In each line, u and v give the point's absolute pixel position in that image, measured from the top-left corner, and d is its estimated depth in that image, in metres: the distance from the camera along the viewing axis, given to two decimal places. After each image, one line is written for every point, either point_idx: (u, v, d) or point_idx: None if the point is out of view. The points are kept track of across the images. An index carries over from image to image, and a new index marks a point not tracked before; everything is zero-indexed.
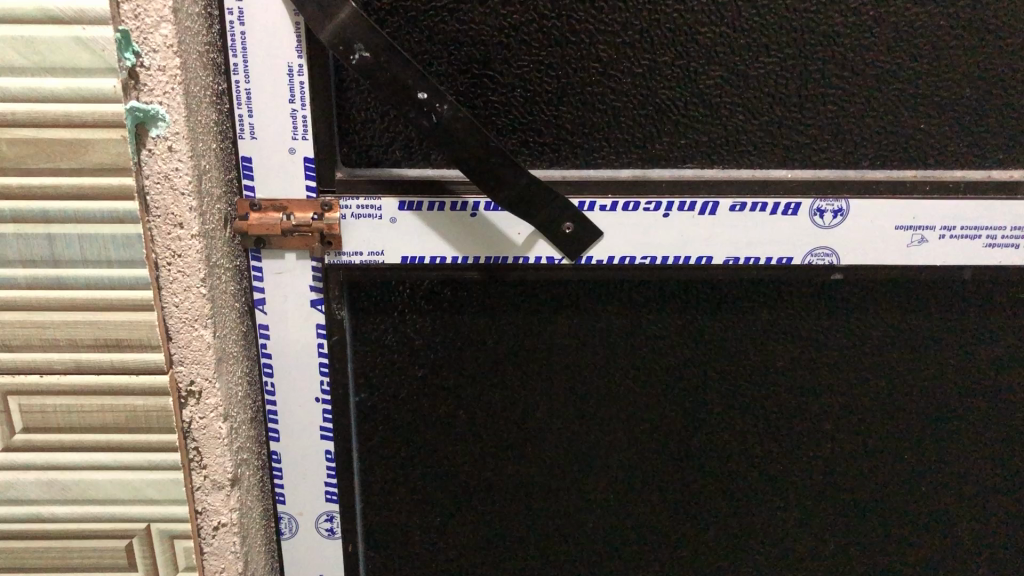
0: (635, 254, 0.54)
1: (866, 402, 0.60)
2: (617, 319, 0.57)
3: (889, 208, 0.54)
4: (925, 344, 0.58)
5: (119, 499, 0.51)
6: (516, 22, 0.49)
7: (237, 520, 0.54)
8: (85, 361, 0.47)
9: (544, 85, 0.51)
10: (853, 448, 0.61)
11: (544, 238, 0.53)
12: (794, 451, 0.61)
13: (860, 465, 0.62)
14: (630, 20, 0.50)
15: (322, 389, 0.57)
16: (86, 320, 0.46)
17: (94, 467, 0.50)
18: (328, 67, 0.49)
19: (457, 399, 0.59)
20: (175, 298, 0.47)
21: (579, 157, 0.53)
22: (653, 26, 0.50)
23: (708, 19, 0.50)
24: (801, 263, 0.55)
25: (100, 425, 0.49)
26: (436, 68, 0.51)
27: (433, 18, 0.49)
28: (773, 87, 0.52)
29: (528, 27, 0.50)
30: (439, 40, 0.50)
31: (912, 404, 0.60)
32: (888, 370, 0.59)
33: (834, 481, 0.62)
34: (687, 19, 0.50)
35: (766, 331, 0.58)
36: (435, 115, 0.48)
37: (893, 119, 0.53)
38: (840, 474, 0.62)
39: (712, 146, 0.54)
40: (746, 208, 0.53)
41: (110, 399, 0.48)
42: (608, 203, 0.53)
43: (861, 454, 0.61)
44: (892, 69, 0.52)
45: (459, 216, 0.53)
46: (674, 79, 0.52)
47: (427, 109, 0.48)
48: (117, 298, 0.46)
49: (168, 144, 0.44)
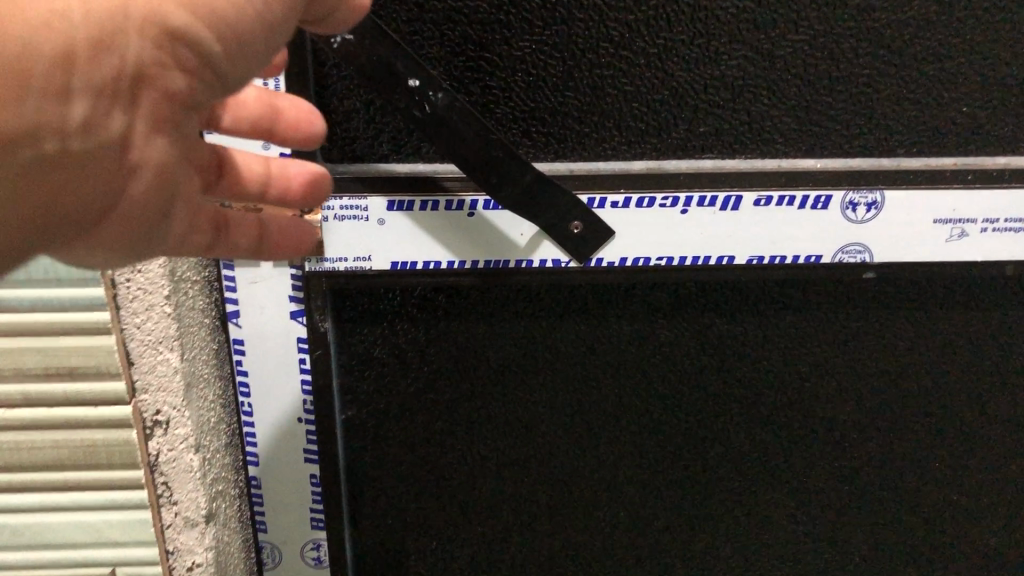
0: (651, 255, 0.49)
1: (898, 408, 0.55)
2: (629, 324, 0.52)
3: (927, 199, 0.49)
4: (963, 345, 0.53)
5: (82, 542, 0.51)
6: None
7: (214, 561, 0.50)
8: (35, 394, 0.47)
9: (548, 68, 0.46)
10: (882, 457, 0.56)
11: (549, 239, 0.48)
12: (820, 462, 0.56)
13: (889, 475, 0.57)
14: None
15: (305, 409, 0.52)
16: (35, 347, 0.46)
17: (49, 509, 0.50)
18: (305, 50, 0.43)
19: (454, 415, 0.54)
20: (138, 318, 0.45)
21: (587, 148, 0.48)
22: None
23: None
24: (832, 261, 0.50)
25: (56, 462, 0.49)
26: (427, 50, 0.45)
27: None
28: (801, 67, 0.47)
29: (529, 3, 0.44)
30: (429, 18, 0.44)
31: (948, 409, 0.55)
32: (922, 374, 0.54)
33: (860, 492, 0.57)
34: None
35: (791, 335, 0.53)
36: (428, 105, 0.43)
37: (933, 100, 0.48)
38: (868, 485, 0.57)
39: (734, 134, 0.48)
40: (772, 202, 0.48)
41: (64, 433, 0.48)
42: (620, 198, 0.48)
43: (892, 464, 0.57)
44: (934, 45, 0.46)
45: (455, 216, 0.47)
46: (692, 58, 0.46)
47: (420, 97, 0.43)
48: (68, 322, 0.46)
49: None
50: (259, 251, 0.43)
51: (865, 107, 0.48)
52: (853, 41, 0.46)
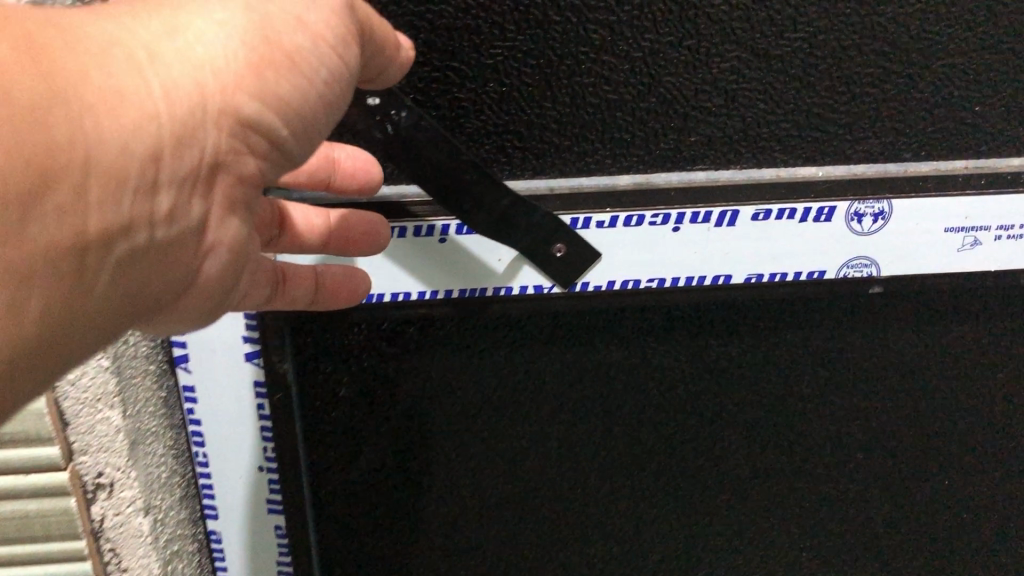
0: (640, 277, 0.45)
1: (905, 426, 0.52)
2: (619, 351, 0.48)
3: (938, 207, 0.45)
4: (973, 357, 0.50)
5: None
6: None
7: None
8: None
9: (523, 77, 0.41)
10: (889, 476, 0.53)
11: (530, 263, 0.44)
12: (822, 484, 0.53)
13: (895, 494, 0.54)
14: None
15: (266, 458, 0.47)
16: None
17: None
18: None
19: (431, 454, 0.49)
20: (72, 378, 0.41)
21: (567, 164, 0.43)
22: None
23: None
24: (835, 276, 0.46)
25: None
26: None
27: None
28: (801, 69, 0.42)
29: (500, 6, 0.39)
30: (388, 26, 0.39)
31: (957, 424, 0.52)
32: (931, 390, 0.51)
33: (864, 512, 0.54)
34: None
35: (792, 355, 0.49)
36: (390, 124, 0.39)
37: (944, 100, 0.44)
38: (873, 505, 0.54)
39: (728, 142, 0.44)
40: (772, 216, 0.44)
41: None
42: (606, 218, 0.43)
43: (899, 483, 0.53)
44: (945, 40, 0.42)
45: (425, 243, 0.43)
46: (681, 62, 0.42)
47: (381, 116, 0.39)
48: None
49: None
50: (314, 304, 0.41)
51: (871, 108, 0.44)
52: (858, 37, 0.42)
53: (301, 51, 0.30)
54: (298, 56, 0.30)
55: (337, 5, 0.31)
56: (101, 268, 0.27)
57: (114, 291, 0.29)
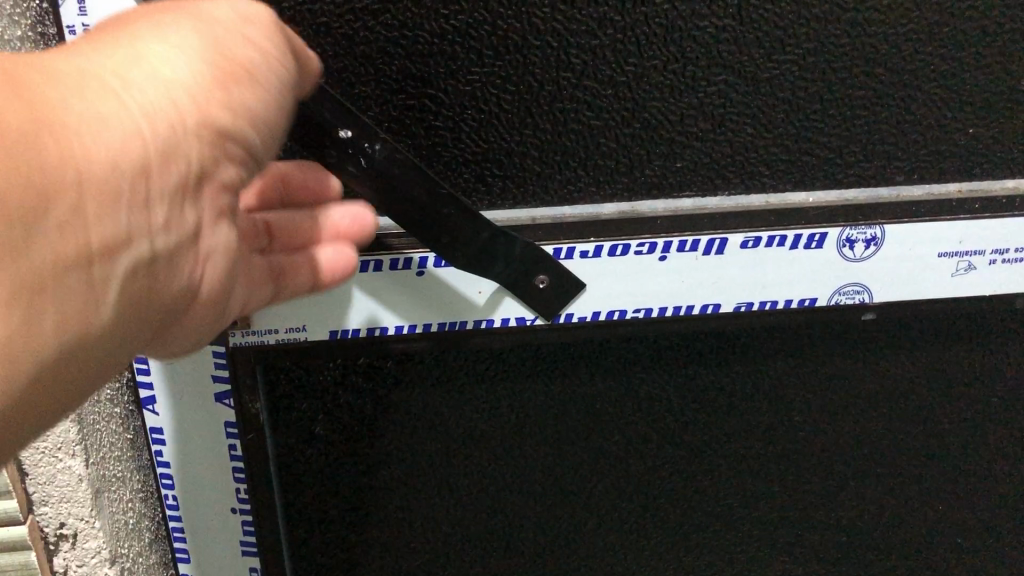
0: (626, 307, 0.44)
1: (895, 449, 0.51)
2: (605, 382, 0.46)
3: (932, 232, 0.43)
4: (964, 380, 0.49)
5: None
6: (464, 24, 0.37)
7: None
8: None
9: (502, 104, 0.39)
10: (877, 499, 0.52)
11: (512, 295, 0.42)
12: (809, 507, 0.52)
13: (884, 517, 0.53)
14: (608, 14, 0.38)
15: (239, 500, 0.45)
16: None
17: None
18: None
19: (411, 489, 0.48)
20: None
21: (548, 193, 0.42)
22: (637, 21, 0.38)
23: (711, 6, 0.38)
24: (827, 303, 0.45)
25: None
26: (358, 90, 0.38)
27: (350, 24, 0.37)
28: (789, 92, 0.41)
29: (477, 29, 0.37)
30: (360, 53, 0.37)
31: (948, 447, 0.51)
32: (921, 413, 0.50)
33: (853, 536, 0.54)
34: (681, 9, 0.38)
35: (781, 382, 0.48)
36: (365, 160, 0.36)
37: (936, 121, 0.43)
38: (862, 528, 0.53)
39: (715, 167, 0.42)
40: (761, 244, 0.43)
41: None
42: (590, 247, 0.42)
43: (888, 506, 0.53)
44: (938, 61, 0.41)
45: (402, 276, 0.41)
46: (665, 86, 0.40)
47: (355, 152, 0.36)
48: None
49: None
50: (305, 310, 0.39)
51: (862, 131, 0.42)
52: (849, 57, 0.40)
53: (257, 66, 0.28)
54: (256, 70, 0.28)
55: (268, 21, 0.30)
56: (101, 296, 0.25)
57: (119, 319, 0.26)
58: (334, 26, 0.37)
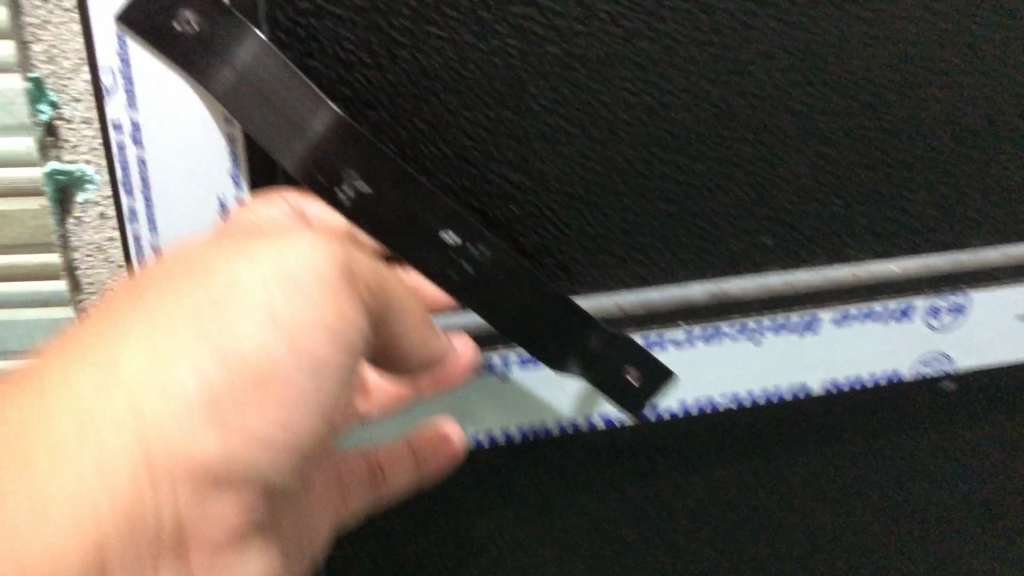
0: (725, 391, 0.45)
1: (936, 482, 0.54)
2: (683, 451, 0.48)
3: (1001, 297, 0.47)
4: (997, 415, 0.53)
5: None
6: (554, 115, 0.37)
7: None
8: None
9: (587, 190, 0.39)
10: (917, 528, 0.56)
11: (598, 394, 0.43)
12: (857, 543, 0.55)
13: (921, 544, 0.57)
14: (697, 100, 0.38)
15: None
16: None
17: None
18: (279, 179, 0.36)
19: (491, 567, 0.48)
20: None
21: (630, 276, 0.41)
22: (724, 105, 0.38)
23: (791, 87, 0.39)
24: (909, 372, 0.48)
25: None
26: (440, 178, 0.37)
27: (432, 114, 0.35)
28: (863, 167, 0.42)
29: (578, 121, 0.37)
30: (441, 143, 0.36)
31: (980, 474, 0.55)
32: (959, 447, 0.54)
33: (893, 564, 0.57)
34: (765, 92, 0.39)
35: (842, 435, 0.50)
36: (468, 264, 0.35)
37: (995, 187, 0.44)
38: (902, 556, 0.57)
39: (793, 243, 0.43)
40: (849, 322, 0.45)
41: None
42: (685, 336, 0.43)
43: (926, 533, 0.56)
44: (994, 129, 0.43)
45: (490, 381, 0.42)
46: (749, 168, 0.40)
47: (457, 256, 0.35)
48: None
49: (100, 210, 0.37)
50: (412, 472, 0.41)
51: (929, 200, 0.44)
52: (919, 129, 0.42)
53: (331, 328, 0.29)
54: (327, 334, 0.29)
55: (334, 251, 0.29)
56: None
57: None
58: (417, 113, 0.35)
